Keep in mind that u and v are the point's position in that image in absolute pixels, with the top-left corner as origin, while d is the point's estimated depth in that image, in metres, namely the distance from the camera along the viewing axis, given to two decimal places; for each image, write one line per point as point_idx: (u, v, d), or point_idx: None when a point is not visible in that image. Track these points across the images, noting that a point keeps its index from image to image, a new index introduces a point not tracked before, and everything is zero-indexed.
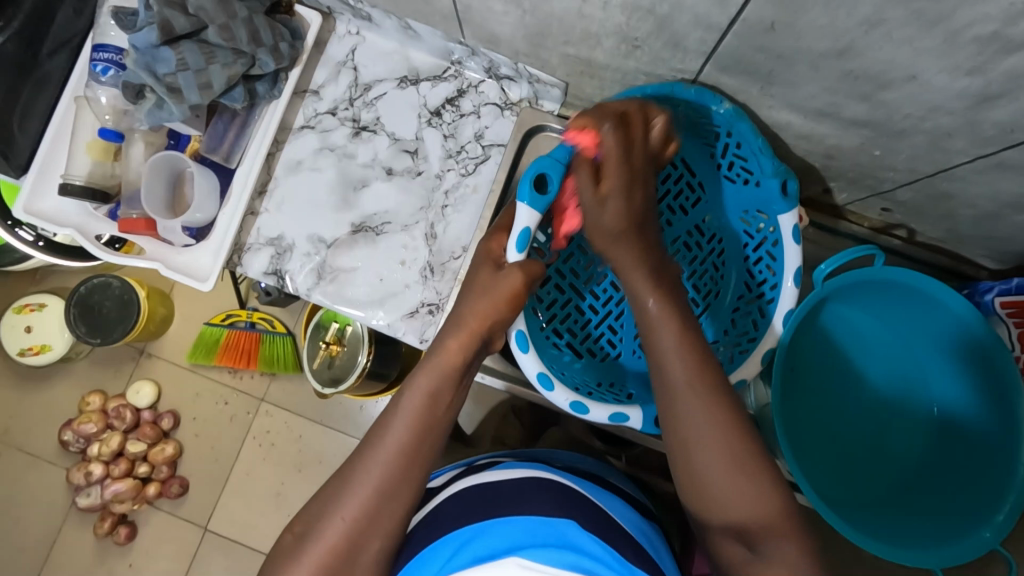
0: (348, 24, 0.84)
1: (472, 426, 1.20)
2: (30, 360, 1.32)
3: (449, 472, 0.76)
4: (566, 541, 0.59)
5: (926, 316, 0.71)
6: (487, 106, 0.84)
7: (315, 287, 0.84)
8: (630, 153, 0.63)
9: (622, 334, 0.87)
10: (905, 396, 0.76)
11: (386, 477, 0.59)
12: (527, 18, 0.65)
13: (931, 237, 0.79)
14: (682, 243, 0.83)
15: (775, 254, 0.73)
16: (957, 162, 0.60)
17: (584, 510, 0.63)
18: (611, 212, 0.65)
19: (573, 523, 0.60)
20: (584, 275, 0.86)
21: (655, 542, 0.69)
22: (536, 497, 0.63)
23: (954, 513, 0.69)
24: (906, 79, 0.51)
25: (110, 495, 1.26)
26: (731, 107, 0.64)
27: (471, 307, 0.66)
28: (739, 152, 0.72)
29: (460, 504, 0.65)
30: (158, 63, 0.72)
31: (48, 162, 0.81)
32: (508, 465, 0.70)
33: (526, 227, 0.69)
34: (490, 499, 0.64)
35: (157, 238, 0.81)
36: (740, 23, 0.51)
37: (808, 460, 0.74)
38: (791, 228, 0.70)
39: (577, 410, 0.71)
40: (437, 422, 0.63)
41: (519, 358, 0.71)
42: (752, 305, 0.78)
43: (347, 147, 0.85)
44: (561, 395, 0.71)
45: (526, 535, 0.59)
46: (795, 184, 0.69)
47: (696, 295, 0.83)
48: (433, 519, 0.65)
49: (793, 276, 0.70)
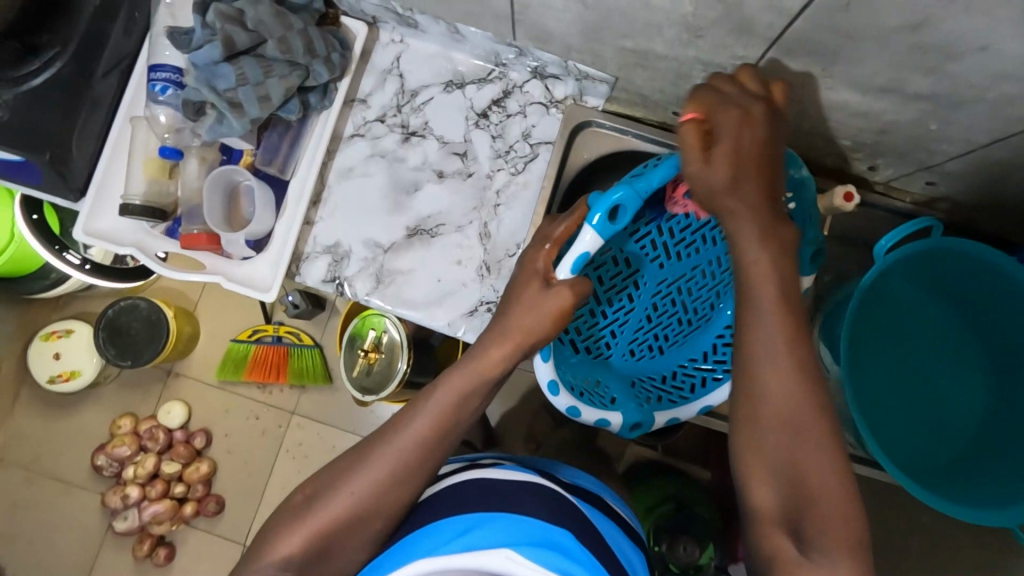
0: (392, 32, 0.86)
1: (497, 417, 1.20)
2: (60, 387, 1.31)
3: (455, 464, 0.74)
4: (552, 544, 0.57)
5: (977, 280, 0.73)
6: (533, 105, 0.86)
7: (375, 290, 0.85)
8: (745, 111, 0.55)
9: (619, 338, 0.88)
10: (953, 368, 0.78)
11: (402, 463, 0.61)
12: (587, 14, 0.67)
13: (972, 208, 0.81)
14: (700, 270, 0.84)
15: None
16: (1014, 129, 0.62)
17: (576, 517, 0.62)
18: (722, 168, 0.53)
19: (563, 530, 0.59)
20: (608, 282, 0.86)
21: (639, 575, 0.65)
22: (532, 499, 0.61)
23: (1009, 483, 0.70)
24: (976, 50, 0.53)
25: (149, 516, 1.27)
26: (807, 174, 0.65)
27: (522, 321, 0.65)
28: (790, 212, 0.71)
29: (457, 495, 0.63)
30: (218, 79, 0.74)
31: (105, 183, 0.82)
32: (504, 465, 0.67)
33: (586, 251, 0.67)
34: (495, 495, 0.61)
35: (218, 252, 0.83)
36: (813, 6, 0.53)
37: (880, 437, 0.76)
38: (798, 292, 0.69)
39: (571, 413, 0.74)
40: (456, 424, 0.64)
41: (538, 363, 0.72)
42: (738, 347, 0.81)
43: (398, 152, 0.87)
44: (564, 400, 0.73)
45: (514, 533, 0.57)
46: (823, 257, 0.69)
47: (693, 316, 0.86)
48: (432, 504, 0.63)
49: None
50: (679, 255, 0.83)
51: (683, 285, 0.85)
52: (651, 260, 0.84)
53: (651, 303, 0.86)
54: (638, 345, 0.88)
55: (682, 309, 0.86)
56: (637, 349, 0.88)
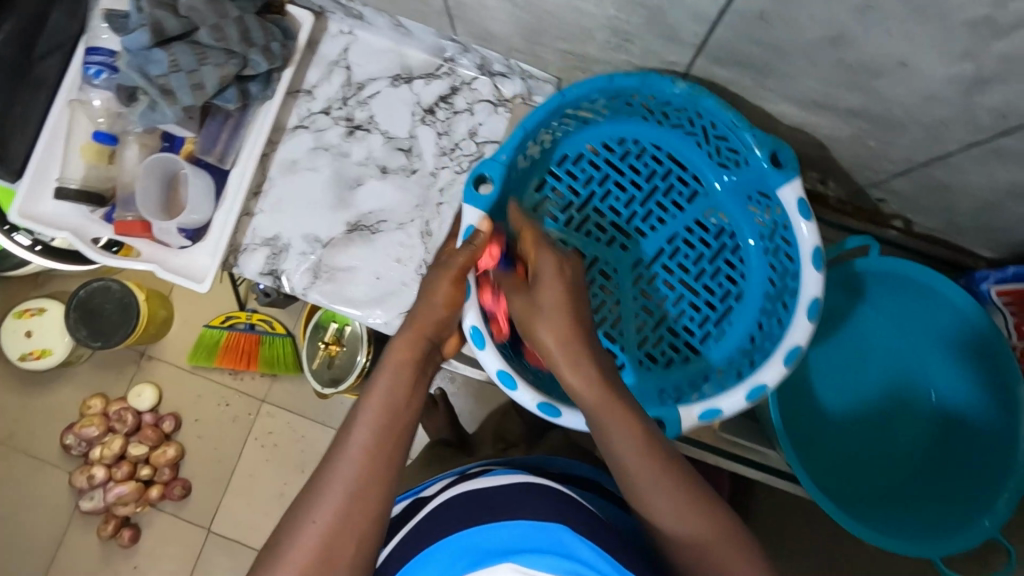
0: (340, 23, 0.85)
1: (474, 425, 1.20)
2: (31, 365, 1.30)
3: (442, 481, 0.70)
4: (550, 542, 0.52)
5: (923, 305, 0.73)
6: (481, 103, 0.84)
7: (313, 285, 0.83)
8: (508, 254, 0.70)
9: (625, 343, 0.80)
10: (901, 393, 0.76)
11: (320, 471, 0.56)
12: (519, 13, 0.66)
13: (926, 227, 0.78)
14: (681, 242, 0.81)
15: (790, 238, 0.71)
16: (952, 149, 0.60)
17: (574, 509, 0.57)
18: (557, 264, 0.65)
19: (564, 526, 0.54)
20: None
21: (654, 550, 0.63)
22: (530, 501, 0.57)
23: (946, 516, 0.70)
24: (899, 67, 0.51)
25: (114, 497, 1.26)
26: (687, 86, 0.65)
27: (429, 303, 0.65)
28: (716, 132, 0.72)
29: (448, 512, 0.59)
30: (150, 65, 0.72)
31: (43, 166, 0.81)
32: (495, 473, 0.64)
33: (472, 224, 0.70)
34: (486, 505, 0.58)
35: (154, 240, 0.82)
36: (731, 13, 0.52)
37: (815, 457, 0.75)
38: (796, 202, 0.67)
39: (547, 413, 0.69)
40: (403, 428, 0.58)
41: (478, 354, 0.69)
42: (779, 303, 0.75)
43: (342, 146, 0.85)
44: (526, 396, 0.69)
45: (513, 540, 0.52)
46: (789, 153, 0.67)
47: (711, 297, 0.81)
48: (424, 528, 0.59)
49: (811, 261, 0.66)
50: (643, 233, 0.81)
51: (669, 263, 0.81)
52: (608, 244, 0.81)
53: (638, 293, 0.81)
54: (654, 349, 0.80)
55: (690, 292, 0.81)
56: (659, 356, 0.81)
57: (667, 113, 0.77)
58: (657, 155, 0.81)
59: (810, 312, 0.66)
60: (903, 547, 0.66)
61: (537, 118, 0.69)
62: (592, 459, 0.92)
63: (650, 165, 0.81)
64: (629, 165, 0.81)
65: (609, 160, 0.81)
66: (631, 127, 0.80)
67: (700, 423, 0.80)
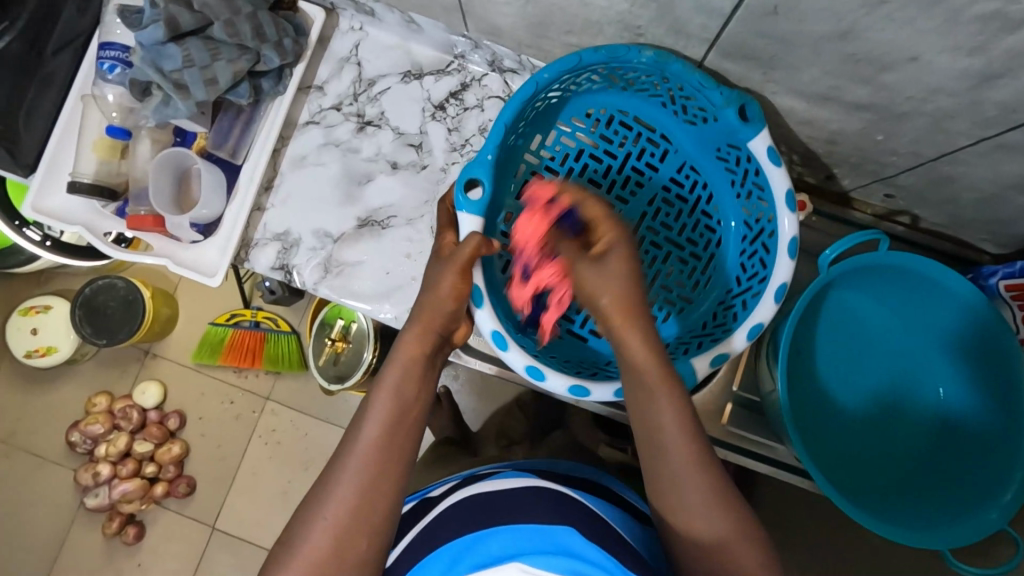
0: (351, 19, 0.86)
1: (478, 423, 1.20)
2: (36, 362, 1.30)
3: (450, 482, 0.71)
4: (556, 544, 0.52)
5: (926, 299, 0.74)
6: (491, 99, 0.85)
7: (323, 280, 0.83)
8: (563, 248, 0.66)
9: None
10: (904, 386, 0.77)
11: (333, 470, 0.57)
12: (529, 8, 0.67)
13: (933, 222, 0.79)
14: (662, 200, 0.82)
15: (762, 181, 0.71)
16: (961, 143, 0.60)
17: (581, 513, 0.57)
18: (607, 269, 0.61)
19: (570, 529, 0.54)
20: None
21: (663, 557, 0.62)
22: (536, 505, 0.57)
23: (951, 508, 0.70)
24: (908, 61, 0.52)
25: (118, 495, 1.26)
26: (653, 53, 0.63)
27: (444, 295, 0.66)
28: (681, 93, 0.73)
29: (456, 516, 0.59)
30: (164, 60, 0.73)
31: (56, 160, 0.81)
32: (504, 476, 0.64)
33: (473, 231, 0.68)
34: (494, 509, 0.58)
35: (166, 235, 0.82)
36: (742, 8, 0.53)
37: (821, 450, 0.75)
38: (766, 151, 0.66)
39: (577, 394, 0.69)
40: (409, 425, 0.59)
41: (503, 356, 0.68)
42: (756, 245, 0.75)
43: (352, 142, 0.86)
44: (557, 382, 0.68)
45: (518, 542, 0.52)
46: (755, 106, 0.65)
47: (696, 250, 0.82)
48: (432, 531, 0.59)
49: (787, 204, 0.67)
50: (624, 199, 0.82)
51: (654, 223, 0.82)
52: None
53: None
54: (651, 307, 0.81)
55: (677, 249, 0.82)
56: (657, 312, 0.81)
57: (632, 80, 0.77)
58: (625, 121, 0.81)
59: (790, 250, 0.67)
60: (912, 539, 0.67)
61: (517, 105, 0.68)
62: (592, 454, 0.92)
63: (622, 132, 0.81)
64: (601, 134, 0.81)
65: (585, 133, 0.81)
66: (602, 98, 0.80)
67: (711, 418, 0.81)
